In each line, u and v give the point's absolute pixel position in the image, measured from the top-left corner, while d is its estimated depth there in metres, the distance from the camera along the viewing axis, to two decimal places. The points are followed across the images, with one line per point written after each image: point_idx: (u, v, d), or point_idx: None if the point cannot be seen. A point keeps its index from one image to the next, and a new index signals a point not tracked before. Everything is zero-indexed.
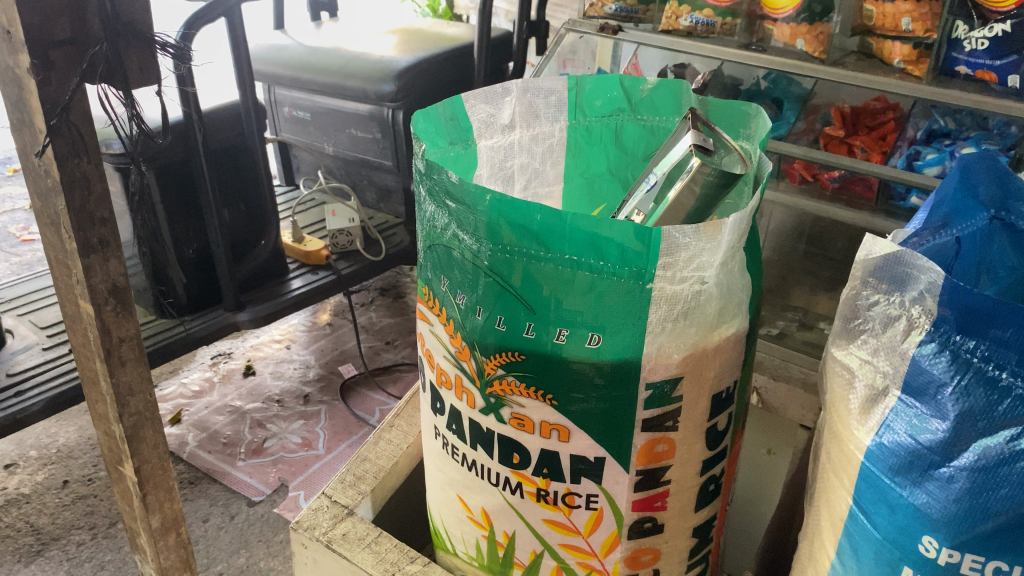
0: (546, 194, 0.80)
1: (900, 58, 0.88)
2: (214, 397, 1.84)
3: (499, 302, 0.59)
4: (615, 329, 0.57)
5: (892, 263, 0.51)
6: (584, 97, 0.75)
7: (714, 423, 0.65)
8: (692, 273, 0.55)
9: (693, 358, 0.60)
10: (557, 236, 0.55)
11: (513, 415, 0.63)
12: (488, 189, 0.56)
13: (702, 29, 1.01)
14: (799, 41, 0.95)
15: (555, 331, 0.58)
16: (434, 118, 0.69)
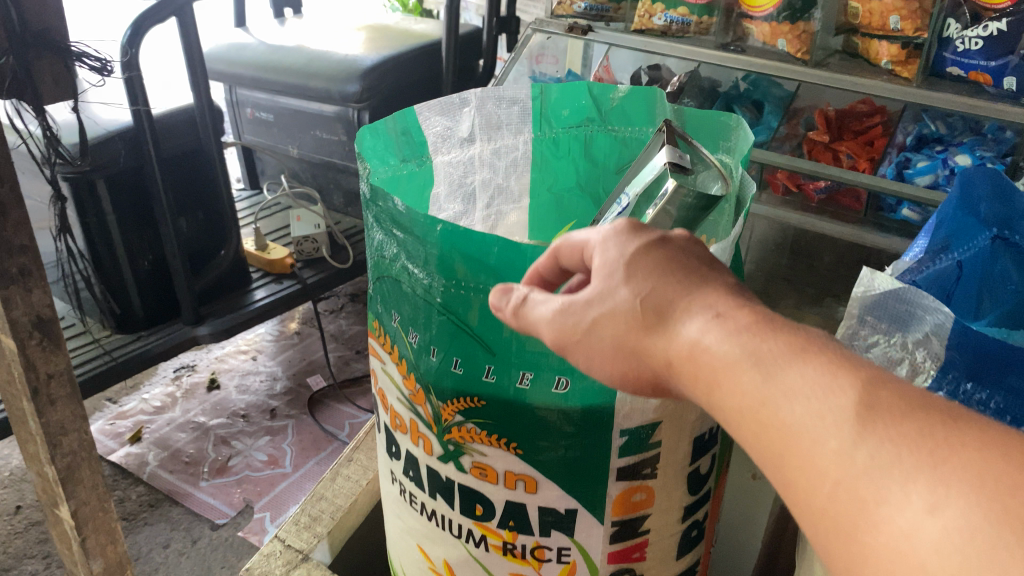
0: (512, 210, 0.75)
1: (888, 59, 0.83)
2: (177, 413, 1.76)
3: (454, 343, 0.53)
4: (585, 373, 0.51)
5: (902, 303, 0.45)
6: (550, 107, 0.69)
7: (697, 466, 0.59)
8: None
9: (672, 402, 0.54)
10: (516, 271, 0.49)
11: (474, 464, 0.57)
12: (439, 218, 0.49)
13: (677, 29, 0.96)
14: (781, 41, 0.89)
15: (517, 375, 0.52)
16: (383, 134, 0.62)
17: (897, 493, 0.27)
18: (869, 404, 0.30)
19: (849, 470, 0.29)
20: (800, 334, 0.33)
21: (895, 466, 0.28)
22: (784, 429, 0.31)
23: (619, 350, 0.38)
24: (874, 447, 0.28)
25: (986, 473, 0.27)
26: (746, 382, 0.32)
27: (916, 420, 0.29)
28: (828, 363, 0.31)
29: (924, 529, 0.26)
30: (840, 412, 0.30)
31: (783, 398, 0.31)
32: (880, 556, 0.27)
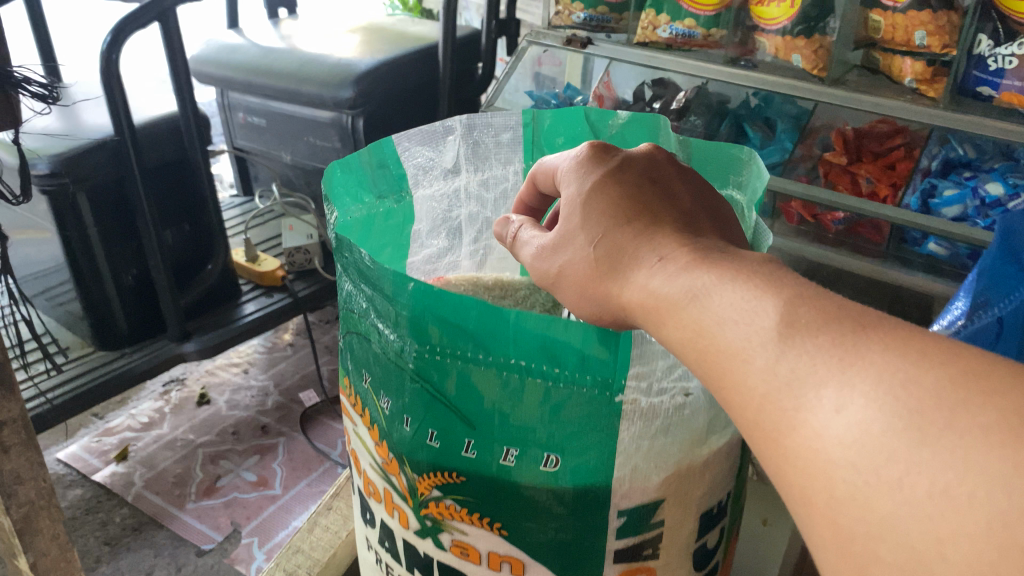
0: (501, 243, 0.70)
1: (912, 77, 0.77)
2: (164, 430, 1.70)
3: (429, 413, 0.47)
4: (577, 450, 0.45)
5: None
6: (542, 134, 0.63)
7: (704, 542, 0.53)
8: (674, 383, 0.43)
9: (675, 478, 0.48)
10: (497, 338, 0.43)
11: (454, 543, 0.50)
12: (409, 275, 0.43)
13: (683, 42, 0.89)
14: (795, 56, 0.82)
15: (501, 450, 0.46)
16: (357, 170, 0.56)
17: (813, 402, 0.29)
18: (788, 321, 0.31)
19: (770, 383, 0.31)
20: (729, 263, 0.36)
21: (809, 375, 0.30)
22: (717, 353, 0.33)
23: (582, 294, 0.43)
24: (791, 362, 0.30)
25: (887, 370, 0.28)
26: (684, 314, 0.35)
27: (827, 328, 0.30)
28: (752, 285, 0.33)
29: (833, 429, 0.28)
30: (759, 331, 0.32)
31: (715, 326, 0.33)
32: (801, 462, 0.29)
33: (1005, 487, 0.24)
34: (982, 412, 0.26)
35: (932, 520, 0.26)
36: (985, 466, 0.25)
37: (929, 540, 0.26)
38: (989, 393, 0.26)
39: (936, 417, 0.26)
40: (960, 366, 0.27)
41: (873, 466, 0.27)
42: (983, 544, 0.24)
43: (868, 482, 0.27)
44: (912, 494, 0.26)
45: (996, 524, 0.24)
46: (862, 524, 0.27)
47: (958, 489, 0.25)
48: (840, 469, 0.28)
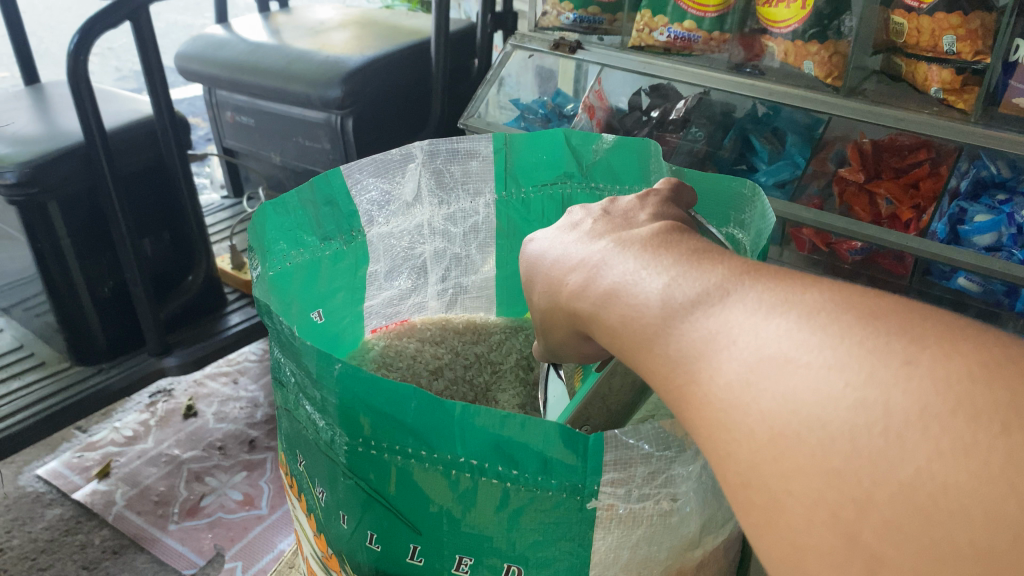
0: (472, 281, 0.62)
1: (938, 86, 0.69)
2: (149, 444, 1.46)
3: (367, 512, 0.39)
4: (543, 559, 0.38)
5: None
6: (517, 161, 0.55)
7: None
8: (659, 489, 0.36)
9: None
10: (443, 434, 0.35)
11: None
12: (335, 356, 0.35)
13: (681, 45, 0.81)
14: (808, 62, 0.74)
15: (453, 558, 0.39)
16: (298, 210, 0.47)
17: (695, 375, 0.29)
18: (668, 302, 0.31)
19: (663, 362, 0.31)
20: (636, 245, 0.35)
21: (691, 346, 0.29)
22: (616, 338, 0.33)
23: (547, 314, 0.40)
24: (676, 340, 0.30)
25: (740, 328, 0.28)
26: (587, 306, 0.35)
27: (699, 300, 0.30)
28: (647, 265, 0.34)
29: (707, 395, 0.28)
30: (645, 317, 0.32)
31: (612, 317, 0.33)
32: (692, 428, 0.29)
33: (828, 423, 0.24)
34: (806, 350, 0.26)
35: (779, 462, 0.25)
36: (812, 403, 0.25)
37: (781, 481, 0.25)
38: (814, 336, 0.26)
39: (775, 366, 0.26)
40: (796, 312, 0.27)
41: (733, 419, 0.27)
42: (814, 477, 0.24)
43: (735, 435, 0.27)
44: (761, 439, 0.26)
45: (822, 456, 0.24)
46: (735, 478, 0.27)
47: (792, 426, 0.25)
48: (715, 429, 0.28)
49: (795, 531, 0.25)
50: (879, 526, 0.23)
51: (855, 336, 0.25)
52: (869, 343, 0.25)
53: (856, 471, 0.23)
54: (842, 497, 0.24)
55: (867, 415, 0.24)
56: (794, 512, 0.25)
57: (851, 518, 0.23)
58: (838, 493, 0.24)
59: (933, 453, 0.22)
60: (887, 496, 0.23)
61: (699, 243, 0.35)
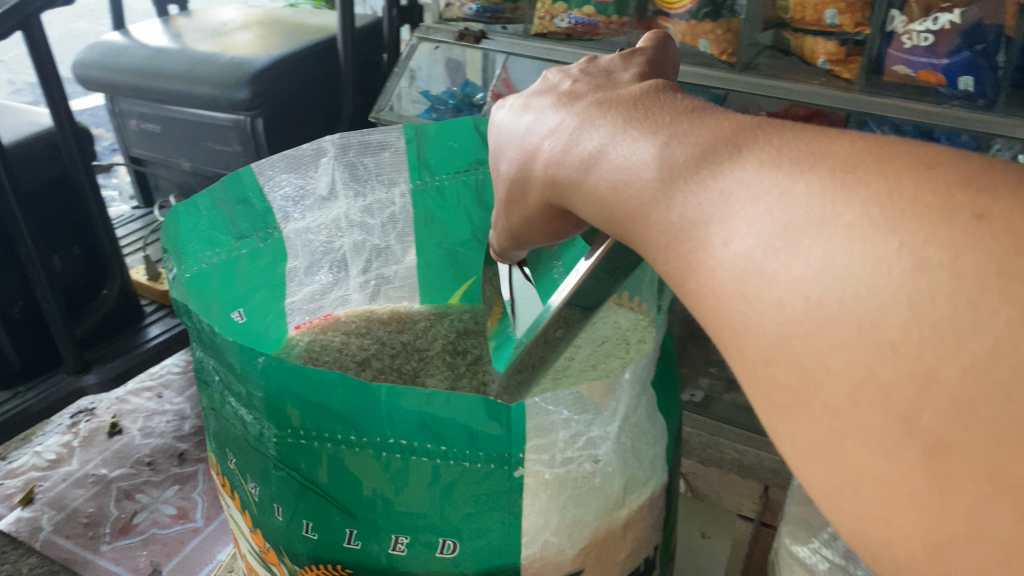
0: (394, 272, 0.63)
1: (826, 58, 0.72)
2: (74, 466, 1.40)
3: (301, 502, 0.40)
4: (477, 532, 0.39)
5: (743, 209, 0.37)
6: (428, 152, 0.55)
7: None
8: (580, 453, 0.38)
9: (593, 548, 0.42)
10: (371, 418, 0.36)
11: None
12: (257, 348, 0.36)
13: (583, 31, 0.83)
14: (703, 41, 0.77)
15: (389, 539, 0.39)
16: (208, 211, 0.47)
17: (703, 254, 0.23)
18: (667, 169, 0.26)
19: (663, 231, 0.26)
20: (618, 107, 0.30)
21: (697, 216, 0.24)
22: (616, 204, 0.28)
23: (518, 205, 0.37)
24: (680, 206, 0.25)
25: (760, 186, 0.23)
26: (577, 171, 0.30)
27: (703, 158, 0.25)
28: (634, 132, 0.28)
29: (721, 274, 0.23)
30: (638, 184, 0.27)
31: (606, 182, 0.28)
32: (698, 312, 0.24)
33: (879, 289, 0.19)
34: (848, 210, 0.20)
35: (813, 343, 0.20)
36: (861, 269, 0.20)
37: (817, 362, 0.20)
38: (850, 192, 0.21)
39: (806, 225, 0.21)
40: (825, 167, 0.22)
41: (755, 292, 0.21)
42: (861, 353, 0.19)
43: (760, 313, 0.21)
44: (792, 315, 0.21)
45: (870, 328, 0.19)
46: (757, 356, 0.22)
47: (832, 298, 0.20)
48: (730, 310, 0.22)
49: (833, 418, 0.20)
50: (945, 406, 0.18)
51: (899, 192, 0.20)
52: (921, 198, 0.20)
53: (918, 342, 0.19)
54: (899, 373, 0.19)
55: (929, 277, 0.19)
56: (832, 396, 0.20)
57: (907, 397, 0.19)
58: (890, 372, 0.19)
59: (1016, 318, 0.18)
60: (957, 370, 0.18)
61: (691, 102, 0.30)
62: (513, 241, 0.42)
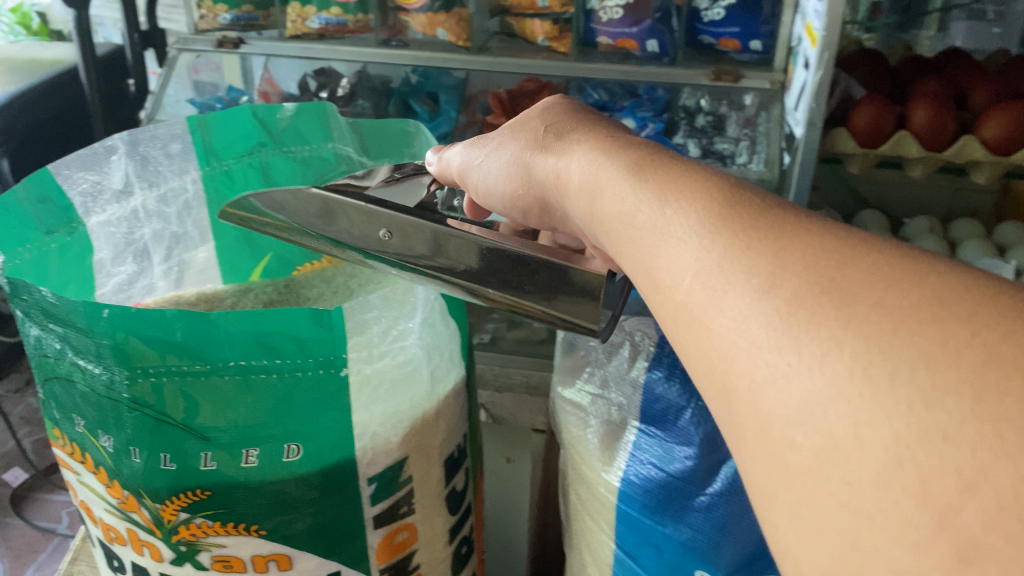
0: (192, 258, 0.67)
1: (543, 36, 0.86)
2: None
3: (157, 438, 0.45)
4: (315, 433, 0.47)
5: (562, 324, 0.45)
6: (214, 139, 0.62)
7: (453, 485, 0.57)
8: (391, 346, 0.48)
9: (415, 435, 0.51)
10: (213, 345, 0.43)
11: (215, 559, 0.50)
12: (102, 302, 0.41)
13: (334, 30, 0.91)
14: (440, 29, 0.88)
15: (241, 453, 0.46)
16: (17, 209, 0.50)
17: (729, 293, 0.26)
18: (724, 217, 0.29)
19: (679, 306, 0.28)
20: (669, 160, 0.35)
21: (719, 284, 0.27)
22: (649, 220, 0.32)
23: (518, 168, 0.43)
24: (718, 254, 0.28)
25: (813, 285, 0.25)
26: (620, 181, 0.34)
27: (753, 229, 0.28)
28: (681, 190, 0.32)
29: (756, 327, 0.25)
30: (675, 220, 0.30)
31: (654, 201, 0.32)
32: (717, 364, 0.26)
33: (944, 370, 0.22)
34: (902, 301, 0.24)
35: (854, 409, 0.22)
36: (930, 353, 0.22)
37: (850, 430, 0.22)
38: (911, 290, 0.24)
39: (863, 304, 0.24)
40: (886, 269, 0.25)
41: (794, 366, 0.24)
42: (910, 427, 0.21)
43: (793, 366, 0.24)
44: (833, 377, 0.23)
45: (928, 410, 0.21)
46: (774, 416, 0.24)
47: (882, 366, 0.22)
48: (763, 362, 0.25)
49: (850, 490, 0.22)
50: (989, 512, 0.20)
51: (953, 297, 0.23)
52: (984, 314, 0.23)
53: (975, 435, 0.21)
54: (948, 464, 0.21)
55: (996, 375, 0.21)
56: (860, 468, 0.22)
57: (950, 493, 0.21)
58: (935, 458, 0.21)
59: None
60: (1011, 476, 0.20)
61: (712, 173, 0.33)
62: (485, 193, 0.46)
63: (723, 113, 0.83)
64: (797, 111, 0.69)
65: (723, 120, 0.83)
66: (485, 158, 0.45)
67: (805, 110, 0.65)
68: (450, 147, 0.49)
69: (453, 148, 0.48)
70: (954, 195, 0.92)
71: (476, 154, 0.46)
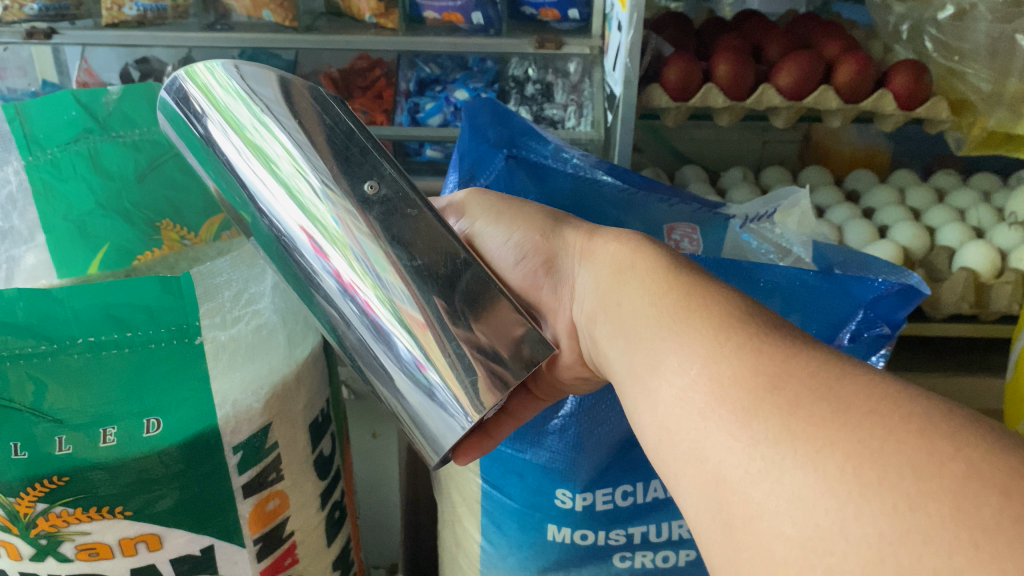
0: (24, 252, 0.62)
1: (370, 14, 0.87)
2: None
3: (6, 426, 0.44)
4: (175, 405, 0.47)
5: (442, 430, 0.38)
6: (35, 128, 0.62)
7: (320, 451, 0.58)
8: (244, 310, 0.51)
9: (275, 400, 0.51)
10: (57, 321, 0.44)
11: (79, 548, 0.49)
12: None
13: (154, 16, 0.88)
14: (265, 11, 0.88)
15: (98, 433, 0.46)
16: None
17: (716, 413, 0.29)
18: (748, 328, 0.31)
19: (670, 401, 0.31)
20: (697, 268, 0.37)
21: (725, 377, 0.30)
22: (680, 303, 0.34)
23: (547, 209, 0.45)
24: (729, 357, 0.30)
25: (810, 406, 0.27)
26: (659, 268, 0.37)
27: (763, 338, 0.31)
28: (709, 293, 0.34)
29: (756, 427, 0.27)
30: (705, 313, 0.33)
31: (679, 300, 0.35)
32: (707, 461, 0.28)
33: (928, 477, 0.23)
34: (887, 418, 0.26)
35: (842, 504, 0.24)
36: (917, 462, 0.24)
37: (836, 523, 0.24)
38: (903, 405, 0.26)
39: (849, 422, 0.26)
40: (880, 389, 0.27)
41: (784, 468, 0.26)
42: (893, 527, 0.23)
43: (787, 461, 0.26)
44: (824, 479, 0.25)
45: (912, 511, 0.23)
46: (769, 512, 0.25)
47: (871, 469, 0.24)
48: (759, 457, 0.27)
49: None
50: None
51: (940, 417, 0.25)
52: (966, 431, 0.25)
53: (953, 539, 0.22)
54: (925, 563, 0.22)
55: (978, 485, 0.23)
56: (844, 560, 0.23)
57: None
58: (914, 555, 0.22)
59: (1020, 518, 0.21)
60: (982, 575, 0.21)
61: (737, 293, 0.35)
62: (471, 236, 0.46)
63: (550, 81, 0.87)
64: (615, 71, 0.73)
65: (550, 88, 0.87)
66: (499, 206, 0.45)
67: (624, 70, 0.69)
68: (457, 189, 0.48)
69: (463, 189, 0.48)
70: (763, 148, 1.01)
71: (491, 203, 0.46)
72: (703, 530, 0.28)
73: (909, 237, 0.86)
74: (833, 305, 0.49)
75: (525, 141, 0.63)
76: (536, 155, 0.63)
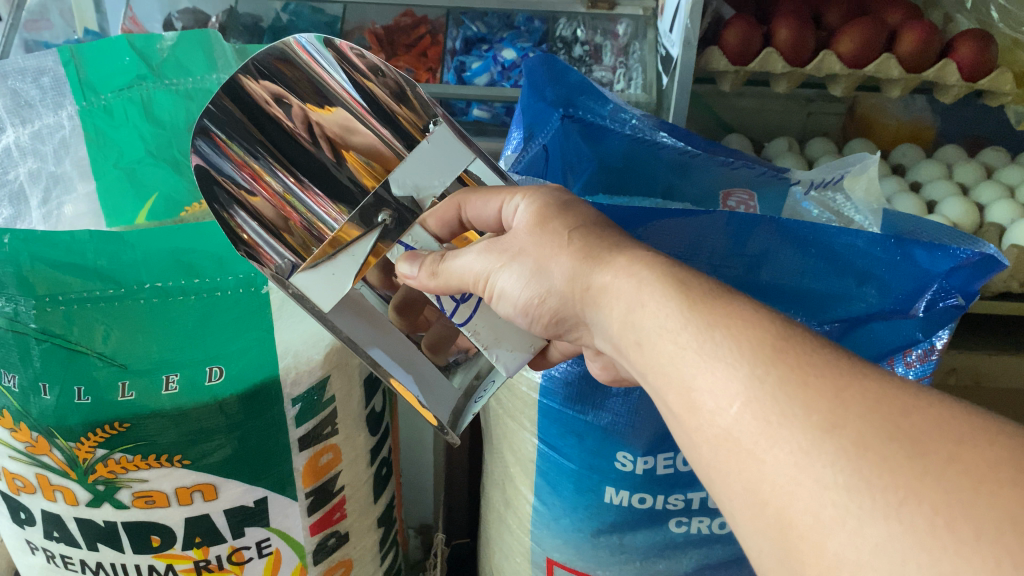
0: (71, 200, 0.63)
1: None
2: None
3: (70, 369, 0.44)
4: (236, 350, 0.47)
5: None
6: (89, 73, 0.60)
7: (372, 407, 0.58)
8: None
9: (335, 353, 0.51)
10: (127, 266, 0.44)
11: (136, 495, 0.48)
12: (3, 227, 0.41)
13: None
14: None
15: (161, 379, 0.46)
16: None
17: (786, 429, 0.27)
18: (798, 357, 0.29)
19: (715, 433, 0.29)
20: None
21: (773, 412, 0.28)
22: (704, 338, 0.31)
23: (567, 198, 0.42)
24: (777, 388, 0.28)
25: (890, 437, 0.26)
26: (677, 293, 0.33)
27: (834, 358, 0.29)
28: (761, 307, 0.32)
29: (822, 466, 0.26)
30: (764, 327, 0.31)
31: (694, 343, 0.31)
32: (771, 499, 0.27)
33: None
34: (973, 465, 0.25)
35: (935, 560, 0.23)
36: (1016, 514, 0.23)
37: None
38: (992, 447, 0.25)
39: (934, 466, 0.25)
40: (963, 429, 0.26)
41: (866, 510, 0.25)
42: None
43: (865, 510, 0.25)
44: (911, 530, 0.24)
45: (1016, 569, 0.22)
46: (852, 562, 0.24)
47: (964, 522, 0.23)
48: (829, 504, 0.25)
49: None
50: None
51: None
52: None
53: None
54: None
55: None
56: None
57: None
58: None
59: None
60: None
61: None
62: (500, 300, 0.42)
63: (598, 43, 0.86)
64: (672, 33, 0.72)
65: (598, 51, 0.85)
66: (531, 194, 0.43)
67: (683, 33, 0.67)
68: (459, 252, 0.42)
69: (468, 249, 0.42)
70: (806, 118, 0.99)
71: (495, 260, 0.41)
72: (775, 568, 0.27)
73: (959, 212, 0.85)
74: (906, 277, 0.49)
75: (586, 99, 0.61)
76: (597, 116, 0.61)
